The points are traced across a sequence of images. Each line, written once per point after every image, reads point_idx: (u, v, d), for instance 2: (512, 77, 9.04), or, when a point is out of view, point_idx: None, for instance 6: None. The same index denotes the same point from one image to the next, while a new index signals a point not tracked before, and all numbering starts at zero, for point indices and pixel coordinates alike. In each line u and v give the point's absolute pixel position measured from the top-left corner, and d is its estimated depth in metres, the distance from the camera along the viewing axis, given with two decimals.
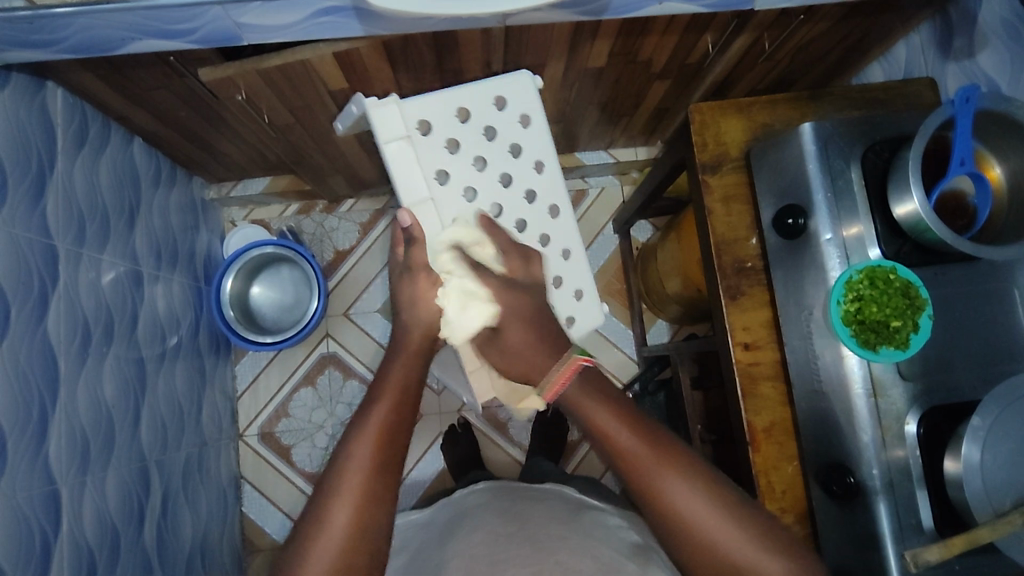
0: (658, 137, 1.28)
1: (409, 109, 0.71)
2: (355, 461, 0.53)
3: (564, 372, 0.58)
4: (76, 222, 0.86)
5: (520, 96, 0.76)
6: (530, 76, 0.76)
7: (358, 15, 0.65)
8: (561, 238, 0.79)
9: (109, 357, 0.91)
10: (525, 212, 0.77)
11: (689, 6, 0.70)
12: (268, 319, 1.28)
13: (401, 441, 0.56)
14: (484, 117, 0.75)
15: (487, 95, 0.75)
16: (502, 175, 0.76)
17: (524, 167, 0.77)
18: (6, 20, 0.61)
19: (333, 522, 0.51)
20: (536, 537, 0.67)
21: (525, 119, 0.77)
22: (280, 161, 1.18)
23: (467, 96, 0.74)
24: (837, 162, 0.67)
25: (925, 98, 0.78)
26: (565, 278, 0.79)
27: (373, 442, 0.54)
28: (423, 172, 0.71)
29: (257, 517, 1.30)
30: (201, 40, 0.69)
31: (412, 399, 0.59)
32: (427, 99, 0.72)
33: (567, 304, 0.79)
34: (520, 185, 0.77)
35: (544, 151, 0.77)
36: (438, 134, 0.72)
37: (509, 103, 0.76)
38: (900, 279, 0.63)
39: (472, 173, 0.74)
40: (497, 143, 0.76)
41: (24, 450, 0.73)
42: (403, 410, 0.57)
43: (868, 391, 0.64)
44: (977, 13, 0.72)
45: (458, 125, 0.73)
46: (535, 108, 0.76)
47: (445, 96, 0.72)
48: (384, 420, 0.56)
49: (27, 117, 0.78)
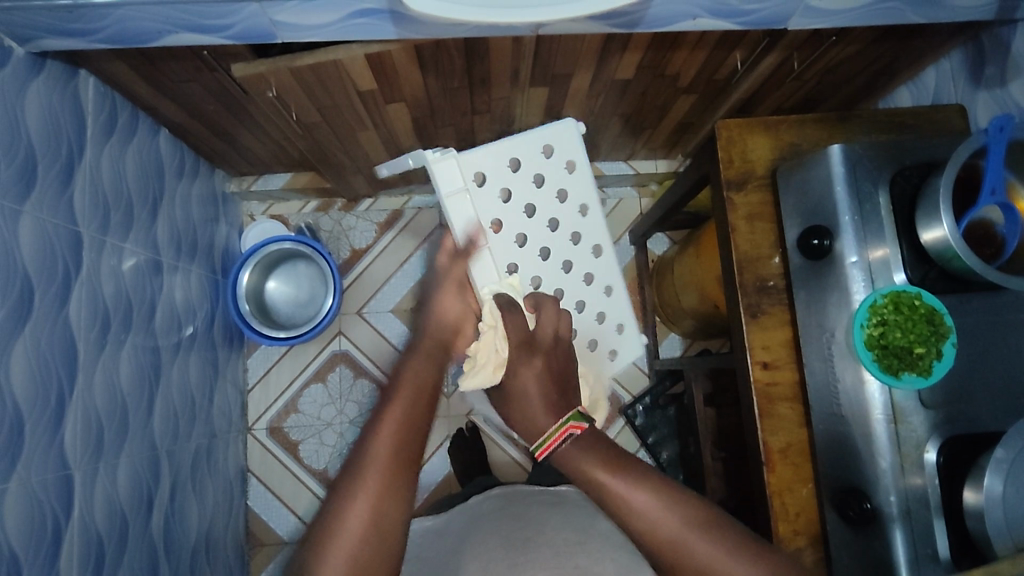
0: (678, 151, 1.28)
1: (467, 161, 0.77)
2: (366, 476, 0.50)
3: (554, 437, 0.57)
4: (101, 210, 0.86)
5: (568, 145, 0.82)
6: (575, 124, 0.81)
7: (392, 18, 0.65)
8: (603, 275, 0.85)
9: (127, 345, 0.91)
10: (570, 253, 0.83)
11: (723, 23, 0.70)
12: (282, 315, 1.28)
13: (415, 458, 0.52)
14: (535, 167, 0.81)
15: (538, 143, 0.80)
16: (550, 220, 0.82)
17: (570, 211, 0.83)
18: (46, 8, 0.62)
19: (343, 539, 0.49)
20: (552, 542, 0.68)
21: (570, 165, 0.83)
22: (303, 158, 1.18)
23: (520, 147, 0.79)
24: (865, 186, 0.67)
25: (953, 124, 0.78)
26: (607, 313, 0.85)
27: (385, 457, 0.51)
28: (480, 221, 0.77)
29: (262, 511, 1.31)
30: (235, 36, 0.69)
31: (429, 394, 0.54)
32: (486, 150, 0.77)
33: (609, 337, 0.85)
34: (566, 229, 0.83)
35: (588, 196, 0.84)
36: (493, 185, 0.78)
37: (557, 150, 0.81)
38: (925, 305, 0.63)
39: (523, 220, 0.80)
40: (546, 189, 0.82)
41: (40, 434, 0.73)
42: (413, 426, 0.52)
43: (888, 417, 0.64)
44: (1012, 41, 0.72)
45: (510, 176, 0.79)
46: (580, 156, 0.82)
47: (502, 148, 0.78)
48: (400, 415, 0.52)
49: (60, 105, 0.78)
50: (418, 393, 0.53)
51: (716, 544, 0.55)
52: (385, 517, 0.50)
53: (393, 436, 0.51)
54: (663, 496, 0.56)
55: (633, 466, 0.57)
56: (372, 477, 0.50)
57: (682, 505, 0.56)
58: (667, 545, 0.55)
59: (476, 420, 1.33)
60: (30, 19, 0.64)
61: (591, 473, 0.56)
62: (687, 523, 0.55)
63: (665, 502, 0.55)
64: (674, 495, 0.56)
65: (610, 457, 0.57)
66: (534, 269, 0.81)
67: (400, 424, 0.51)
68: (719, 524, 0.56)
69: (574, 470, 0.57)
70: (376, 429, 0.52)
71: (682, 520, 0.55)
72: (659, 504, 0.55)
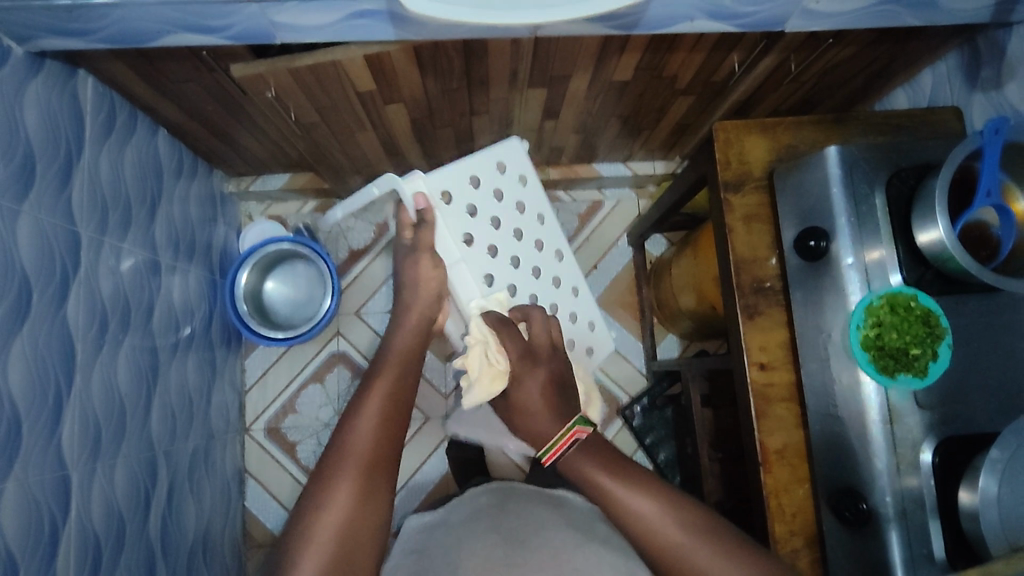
0: (676, 152, 1.28)
1: (434, 181, 0.76)
2: (347, 469, 0.55)
3: (560, 442, 0.61)
4: (99, 209, 0.87)
5: (516, 160, 0.84)
6: (520, 140, 0.84)
7: (391, 19, 0.66)
8: (568, 277, 0.87)
9: (124, 345, 0.91)
10: (538, 259, 0.85)
11: (721, 25, 0.71)
12: (280, 315, 1.28)
13: (391, 455, 0.58)
14: (494, 181, 0.82)
15: (493, 160, 0.82)
16: (515, 230, 0.83)
17: (530, 220, 0.85)
18: (46, 8, 0.62)
19: (321, 528, 0.52)
20: (549, 545, 0.67)
21: (522, 178, 0.85)
22: (302, 158, 1.18)
23: (478, 164, 0.80)
24: (862, 188, 0.67)
25: (950, 126, 0.78)
26: (577, 313, 0.87)
27: (366, 452, 0.56)
28: (454, 237, 0.76)
29: (259, 511, 1.31)
30: (234, 37, 0.69)
31: (400, 415, 0.61)
32: (451, 169, 0.77)
33: (583, 335, 0.86)
34: (530, 238, 0.84)
35: (542, 206, 0.87)
36: (460, 202, 0.78)
37: (510, 165, 0.84)
38: (921, 306, 0.63)
39: (491, 233, 0.80)
40: (505, 202, 0.83)
41: (37, 434, 0.73)
42: (392, 423, 0.59)
43: (884, 418, 0.64)
44: (1008, 44, 0.73)
45: (473, 192, 0.79)
46: (529, 168, 0.85)
47: (462, 166, 0.78)
48: (374, 431, 0.58)
49: (58, 105, 0.79)
50: (389, 415, 0.59)
51: (711, 548, 0.55)
52: (362, 507, 0.54)
53: (373, 433, 0.57)
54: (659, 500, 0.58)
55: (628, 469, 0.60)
56: (351, 470, 0.55)
57: (677, 509, 0.57)
58: (666, 550, 0.56)
59: None
60: (30, 19, 0.64)
61: (589, 474, 0.60)
62: (683, 528, 0.56)
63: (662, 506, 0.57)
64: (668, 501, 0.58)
65: (609, 460, 0.61)
66: (509, 277, 0.81)
67: (380, 422, 0.58)
68: (715, 529, 0.57)
69: (575, 472, 0.61)
70: (350, 444, 0.57)
71: (682, 525, 0.56)
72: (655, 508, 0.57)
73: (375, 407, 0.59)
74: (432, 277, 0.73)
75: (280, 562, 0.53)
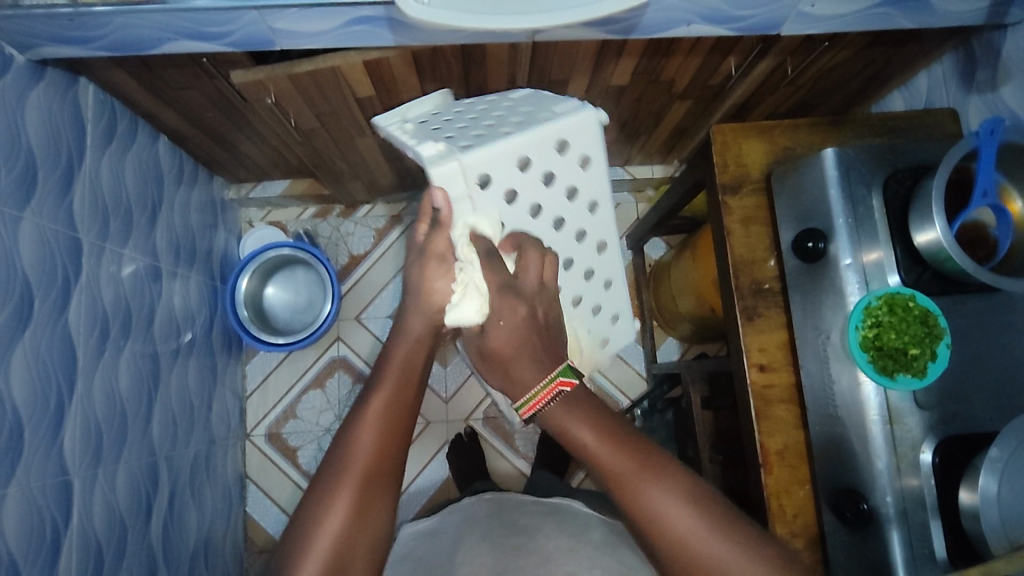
0: (674, 156, 1.29)
1: (471, 163, 0.60)
2: (343, 483, 0.53)
3: (542, 393, 0.55)
4: (101, 215, 0.87)
5: (585, 138, 0.66)
6: (597, 114, 0.65)
7: (390, 25, 0.66)
8: (606, 269, 0.77)
9: (126, 352, 0.92)
10: (572, 250, 0.73)
11: (716, 30, 0.72)
12: (280, 320, 1.28)
13: (391, 472, 0.55)
14: (547, 164, 0.66)
15: (552, 138, 0.64)
16: (556, 219, 0.70)
17: (579, 210, 0.72)
18: (48, 17, 0.63)
19: (316, 545, 0.52)
20: (546, 550, 0.67)
21: (584, 160, 0.68)
22: (301, 164, 1.19)
23: (533, 144, 0.63)
24: (859, 189, 0.68)
25: (945, 128, 0.79)
26: (602, 305, 0.78)
27: (365, 464, 0.54)
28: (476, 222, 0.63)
29: (259, 517, 1.30)
30: (235, 44, 0.70)
31: (402, 430, 0.57)
32: (494, 153, 0.61)
33: (602, 327, 0.79)
34: (572, 228, 0.72)
35: (601, 194, 0.72)
36: (497, 188, 0.64)
37: (573, 146, 0.66)
38: (919, 307, 0.63)
39: (526, 222, 0.68)
40: (556, 188, 0.68)
41: (39, 440, 0.74)
42: (394, 431, 0.56)
43: (883, 418, 0.64)
44: (1003, 45, 0.73)
45: (518, 176, 0.64)
46: (598, 150, 0.67)
47: (515, 146, 0.62)
48: (372, 451, 0.54)
49: (59, 112, 0.79)
50: (389, 431, 0.56)
51: (733, 540, 0.51)
52: (360, 520, 0.53)
53: (375, 438, 0.55)
54: (681, 488, 0.53)
55: (632, 438, 0.55)
56: (349, 484, 0.53)
57: (703, 502, 0.52)
58: (684, 548, 0.51)
59: (474, 425, 1.33)
60: (33, 27, 0.65)
61: (573, 434, 0.55)
62: (705, 520, 0.52)
63: (684, 498, 0.52)
64: (693, 488, 0.53)
65: (601, 423, 0.55)
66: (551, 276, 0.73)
67: (382, 428, 0.55)
68: (738, 521, 0.53)
69: (558, 433, 0.56)
70: (344, 463, 0.54)
71: (709, 520, 0.52)
72: (676, 498, 0.52)
73: (377, 410, 0.56)
74: (438, 289, 0.60)
75: (280, 565, 0.53)
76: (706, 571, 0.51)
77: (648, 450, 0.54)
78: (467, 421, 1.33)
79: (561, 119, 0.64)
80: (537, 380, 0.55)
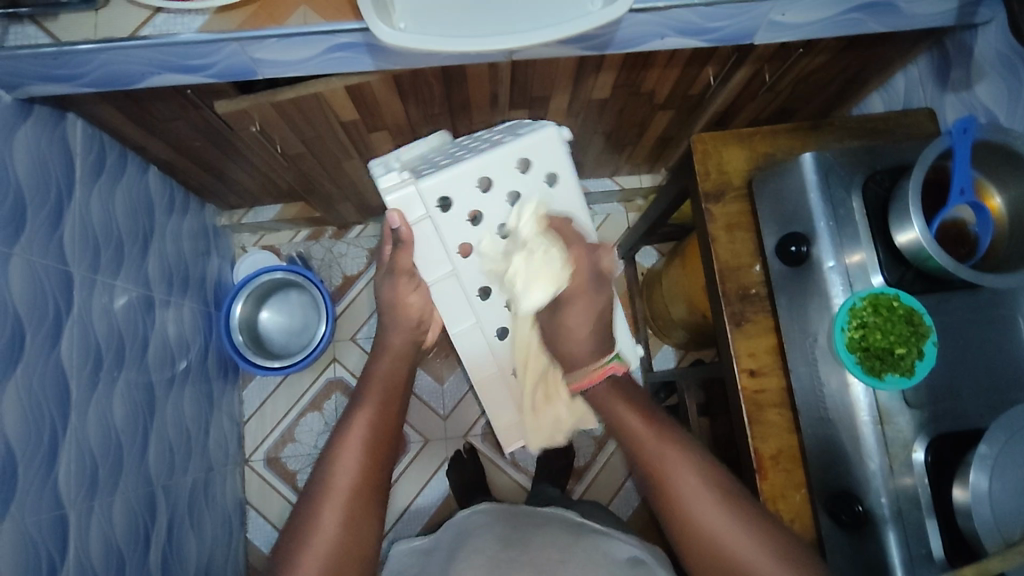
0: (661, 165, 1.30)
1: (428, 186, 0.64)
2: (329, 495, 0.56)
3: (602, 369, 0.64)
4: (91, 246, 0.88)
5: (549, 156, 0.65)
6: (558, 132, 0.65)
7: (370, 50, 0.68)
8: None
9: (120, 382, 0.92)
10: None
11: (691, 41, 0.73)
12: (276, 344, 1.28)
13: (372, 489, 0.57)
14: (508, 183, 0.65)
15: (513, 156, 0.64)
16: None
17: None
18: (33, 57, 0.64)
19: (310, 560, 0.53)
20: (539, 563, 0.66)
21: (551, 178, 0.67)
22: (292, 188, 1.20)
23: (491, 164, 0.64)
24: (839, 192, 0.69)
25: (924, 128, 0.79)
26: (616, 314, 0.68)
27: (353, 471, 0.57)
28: (446, 248, 0.67)
29: (261, 543, 1.30)
30: (218, 75, 0.71)
31: (382, 455, 0.60)
32: (451, 172, 0.63)
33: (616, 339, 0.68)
34: None
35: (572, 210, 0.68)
36: (459, 211, 0.65)
37: (536, 164, 0.65)
38: (904, 306, 0.64)
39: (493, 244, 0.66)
40: None
41: (34, 475, 0.74)
42: (375, 441, 0.59)
43: (874, 419, 0.65)
44: (975, 45, 0.74)
45: (479, 196, 0.65)
46: (562, 165, 0.66)
47: (471, 166, 0.63)
48: (353, 471, 0.57)
49: (48, 148, 0.80)
50: (371, 455, 0.58)
51: (734, 517, 0.57)
52: (349, 532, 0.54)
53: (354, 459, 0.58)
54: (695, 465, 0.60)
55: (671, 429, 0.63)
56: (335, 501, 0.55)
57: (706, 482, 0.59)
58: (690, 525, 0.58)
59: (473, 441, 1.33)
60: (19, 67, 0.66)
61: (620, 415, 0.64)
62: (709, 497, 0.58)
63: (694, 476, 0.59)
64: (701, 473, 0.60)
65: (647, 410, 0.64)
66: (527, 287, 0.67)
67: (362, 448, 0.58)
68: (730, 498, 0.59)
69: (606, 412, 0.65)
70: (327, 485, 0.56)
71: (713, 495, 0.58)
72: (688, 476, 0.59)
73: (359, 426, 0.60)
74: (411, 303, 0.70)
75: None
76: (718, 548, 0.56)
77: (684, 443, 0.62)
78: (466, 437, 1.33)
79: (521, 137, 0.64)
80: (596, 360, 0.64)
